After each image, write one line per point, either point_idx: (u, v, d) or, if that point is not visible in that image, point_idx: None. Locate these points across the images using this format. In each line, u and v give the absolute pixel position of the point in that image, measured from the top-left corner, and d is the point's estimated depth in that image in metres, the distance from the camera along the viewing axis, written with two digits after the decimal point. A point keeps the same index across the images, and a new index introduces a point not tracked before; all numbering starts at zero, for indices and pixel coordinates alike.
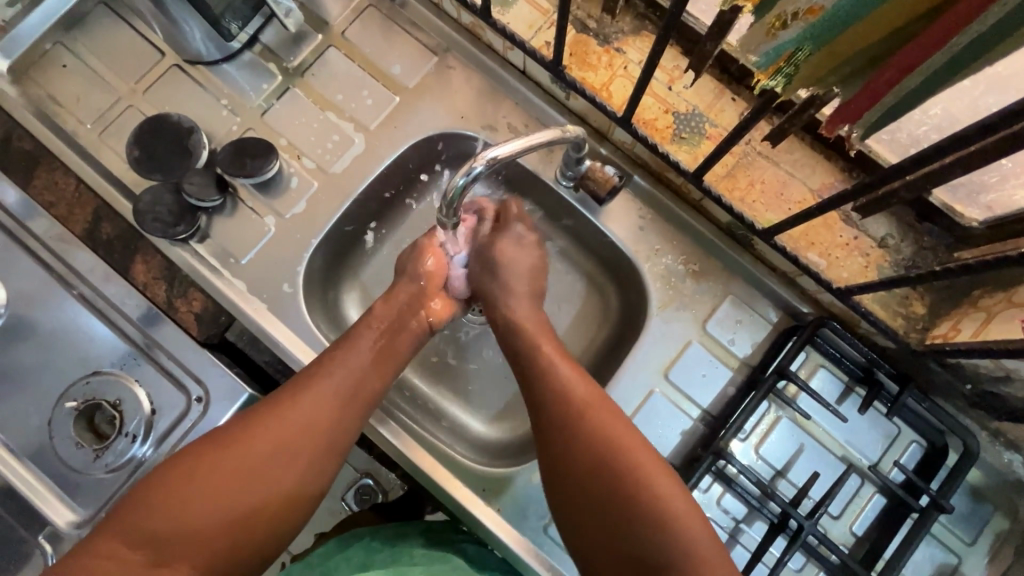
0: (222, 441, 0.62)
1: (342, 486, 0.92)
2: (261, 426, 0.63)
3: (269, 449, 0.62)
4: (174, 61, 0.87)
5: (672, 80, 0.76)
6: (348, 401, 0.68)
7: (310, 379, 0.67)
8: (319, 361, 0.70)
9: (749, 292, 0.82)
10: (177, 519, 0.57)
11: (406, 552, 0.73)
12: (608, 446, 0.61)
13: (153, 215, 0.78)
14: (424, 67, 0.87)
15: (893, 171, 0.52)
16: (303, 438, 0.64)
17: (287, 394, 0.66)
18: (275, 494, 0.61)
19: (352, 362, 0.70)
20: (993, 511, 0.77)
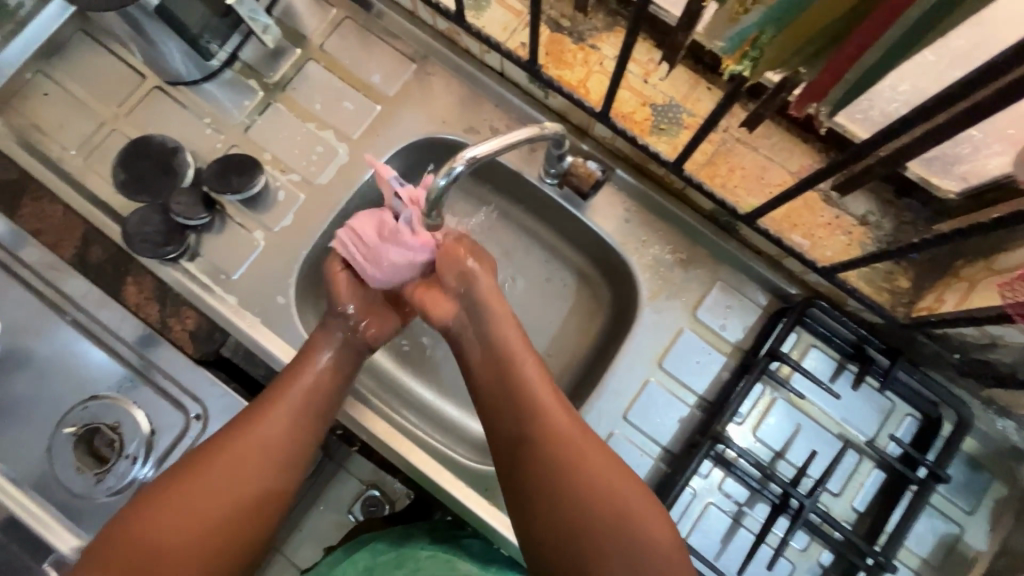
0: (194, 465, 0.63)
1: (348, 498, 0.93)
2: (220, 456, 0.63)
3: (226, 475, 0.62)
4: (155, 83, 0.88)
5: (648, 73, 0.78)
6: (312, 411, 0.69)
7: (277, 394, 0.68)
8: (276, 386, 0.69)
9: (737, 278, 0.82)
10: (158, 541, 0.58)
11: (412, 557, 0.75)
12: (594, 483, 0.60)
13: (142, 236, 0.79)
14: (403, 75, 0.88)
15: (866, 146, 0.54)
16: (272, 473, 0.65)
17: (241, 422, 0.66)
18: (245, 525, 0.62)
19: (299, 386, 0.68)
20: (991, 479, 0.78)
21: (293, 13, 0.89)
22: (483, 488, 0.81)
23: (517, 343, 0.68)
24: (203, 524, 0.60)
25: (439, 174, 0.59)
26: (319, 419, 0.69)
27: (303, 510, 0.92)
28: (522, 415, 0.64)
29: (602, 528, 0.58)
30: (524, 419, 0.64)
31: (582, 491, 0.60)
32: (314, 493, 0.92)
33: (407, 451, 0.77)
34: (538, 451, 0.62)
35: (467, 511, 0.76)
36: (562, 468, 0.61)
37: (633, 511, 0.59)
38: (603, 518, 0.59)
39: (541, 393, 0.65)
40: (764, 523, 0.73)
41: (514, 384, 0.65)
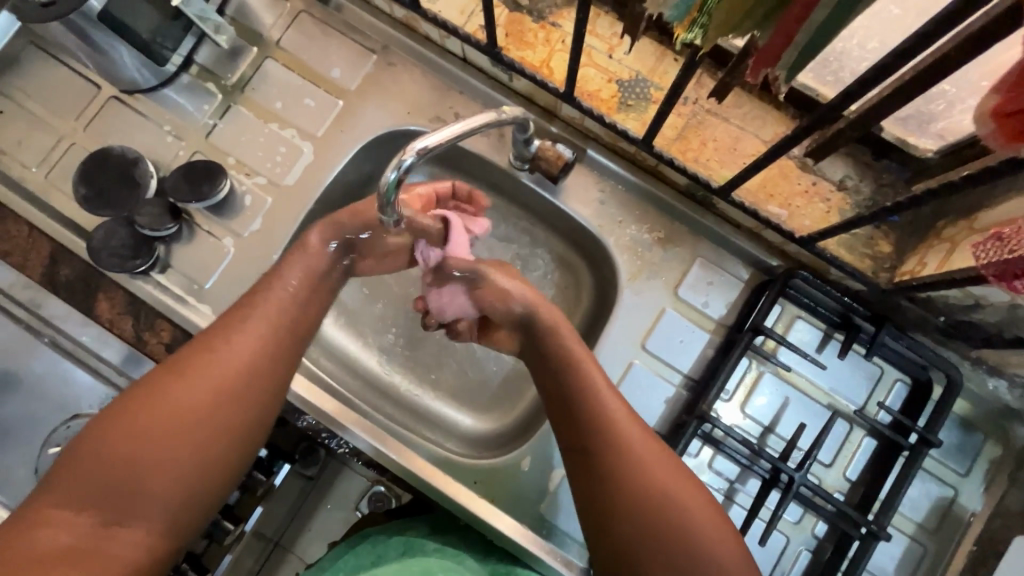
0: (147, 395, 0.57)
1: (354, 495, 0.99)
2: (178, 384, 0.58)
3: (188, 405, 0.57)
4: (112, 93, 0.86)
5: (612, 48, 0.75)
6: (280, 334, 0.63)
7: (235, 321, 0.62)
8: (239, 308, 0.63)
9: (717, 253, 0.81)
10: (119, 480, 0.53)
11: (420, 548, 0.74)
12: (662, 494, 0.58)
13: (108, 250, 0.77)
14: (364, 66, 0.86)
15: (833, 105, 0.51)
16: (240, 400, 0.59)
17: (202, 343, 0.60)
18: (223, 455, 0.58)
19: (262, 311, 0.63)
20: (985, 440, 0.77)
21: (247, 11, 0.87)
22: (471, 481, 0.80)
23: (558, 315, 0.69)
24: (172, 458, 0.55)
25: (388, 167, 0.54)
26: (286, 343, 0.63)
27: (312, 507, 0.99)
28: (598, 423, 0.62)
29: (673, 536, 0.57)
30: (581, 416, 0.63)
31: (650, 503, 0.58)
32: (321, 493, 0.99)
33: (392, 454, 0.75)
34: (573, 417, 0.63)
35: (447, 499, 0.74)
36: (635, 481, 0.59)
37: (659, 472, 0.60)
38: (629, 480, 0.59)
39: (574, 363, 0.65)
40: (757, 498, 0.73)
41: (572, 382, 0.64)
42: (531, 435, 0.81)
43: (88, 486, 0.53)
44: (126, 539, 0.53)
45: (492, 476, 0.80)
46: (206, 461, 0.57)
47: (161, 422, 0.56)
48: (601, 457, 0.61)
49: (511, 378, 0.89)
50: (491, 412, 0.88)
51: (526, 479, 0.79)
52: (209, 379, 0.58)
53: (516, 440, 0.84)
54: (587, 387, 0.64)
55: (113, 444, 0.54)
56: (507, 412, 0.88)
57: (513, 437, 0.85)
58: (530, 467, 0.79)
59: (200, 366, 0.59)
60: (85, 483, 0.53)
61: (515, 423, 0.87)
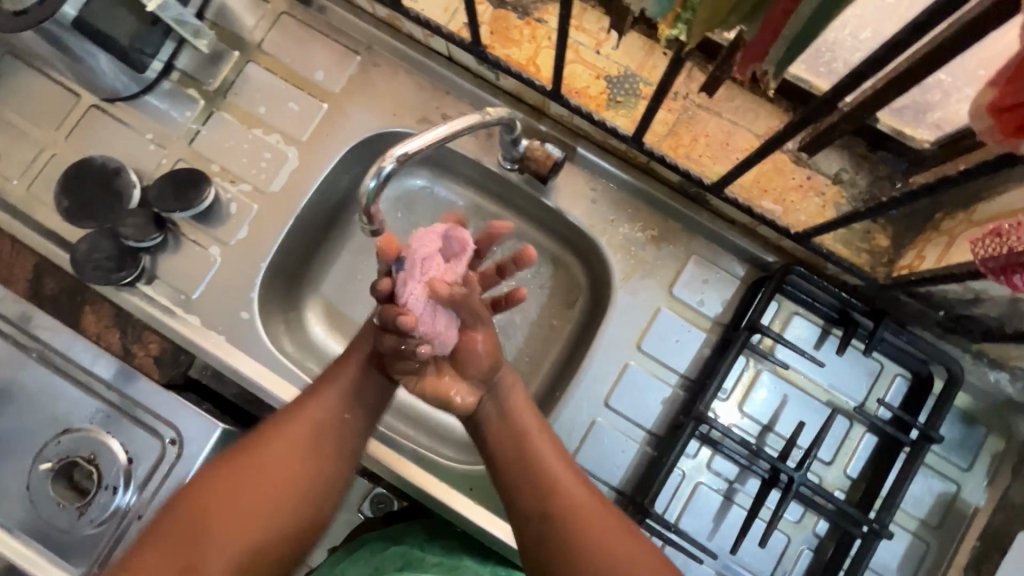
0: (233, 464, 0.60)
1: (356, 497, 0.91)
2: (257, 458, 0.61)
3: (267, 479, 0.60)
4: (92, 102, 0.84)
5: (599, 44, 0.73)
6: (356, 407, 0.65)
7: (316, 393, 0.64)
8: (330, 364, 0.67)
9: (712, 250, 0.79)
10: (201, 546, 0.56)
11: (419, 560, 0.73)
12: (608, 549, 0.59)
13: (92, 264, 0.76)
14: (348, 68, 0.84)
15: (825, 100, 0.49)
16: (315, 473, 0.62)
17: (282, 417, 0.63)
18: (297, 523, 0.61)
19: (339, 385, 0.65)
20: (987, 434, 0.76)
21: (227, 14, 0.85)
22: (466, 488, 0.80)
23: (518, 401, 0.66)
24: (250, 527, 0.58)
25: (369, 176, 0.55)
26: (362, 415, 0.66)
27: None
28: (539, 487, 0.62)
29: None
30: (524, 479, 0.63)
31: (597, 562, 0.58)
32: None
33: (390, 466, 0.74)
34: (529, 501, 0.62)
35: (446, 509, 0.73)
36: (578, 539, 0.59)
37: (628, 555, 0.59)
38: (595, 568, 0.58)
39: (520, 429, 0.65)
40: (756, 498, 0.72)
41: (516, 446, 0.64)
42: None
43: (173, 552, 0.56)
44: None
45: (486, 481, 0.79)
46: (289, 509, 0.60)
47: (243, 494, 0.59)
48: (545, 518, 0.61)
49: None
50: None
51: None
52: (284, 454, 0.61)
53: None
54: (534, 459, 0.63)
55: (200, 513, 0.58)
56: None
57: None
58: None
59: (276, 441, 0.61)
60: (170, 548, 0.56)
61: None
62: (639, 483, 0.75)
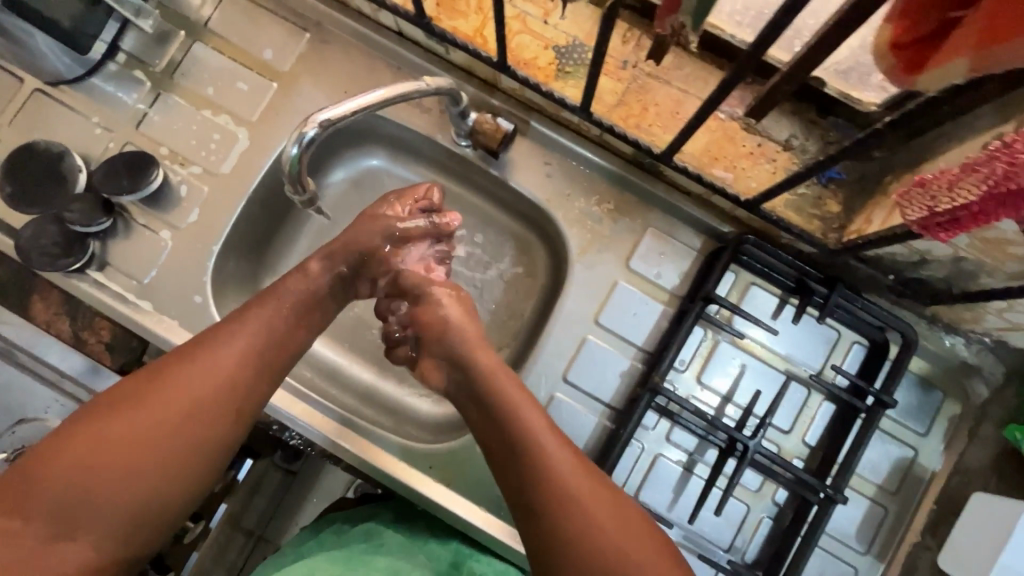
0: (126, 395, 0.54)
1: (340, 487, 0.96)
2: (151, 394, 0.54)
3: (159, 416, 0.53)
4: (35, 86, 0.82)
5: (547, 13, 0.72)
6: (268, 347, 0.60)
7: (223, 329, 0.59)
8: (240, 310, 0.61)
9: (668, 222, 0.78)
10: (72, 487, 0.49)
11: (378, 533, 0.71)
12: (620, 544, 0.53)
13: (38, 250, 0.75)
14: (297, 46, 0.82)
15: (751, 56, 0.49)
16: (215, 415, 0.55)
17: (185, 355, 0.57)
18: (188, 472, 0.53)
19: (252, 322, 0.60)
20: (944, 398, 0.76)
21: None
22: (426, 466, 0.79)
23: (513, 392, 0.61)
24: (131, 469, 0.51)
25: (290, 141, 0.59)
26: (274, 357, 0.60)
27: (297, 504, 0.95)
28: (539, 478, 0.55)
29: None
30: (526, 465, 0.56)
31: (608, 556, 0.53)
32: (304, 485, 0.95)
33: (348, 446, 0.74)
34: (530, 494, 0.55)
35: (404, 487, 0.72)
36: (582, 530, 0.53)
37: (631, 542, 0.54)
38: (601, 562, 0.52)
39: (518, 408, 0.59)
40: (713, 467, 0.72)
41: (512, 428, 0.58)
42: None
43: (40, 492, 0.49)
44: (72, 554, 0.49)
45: (448, 459, 0.79)
46: (189, 457, 0.53)
47: (127, 430, 0.52)
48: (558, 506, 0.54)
49: None
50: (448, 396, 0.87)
51: (479, 461, 0.78)
52: (179, 392, 0.54)
53: None
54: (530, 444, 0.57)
55: (77, 449, 0.50)
56: None
57: None
58: None
59: (177, 375, 0.55)
60: (37, 486, 0.49)
61: None
62: (598, 457, 0.75)
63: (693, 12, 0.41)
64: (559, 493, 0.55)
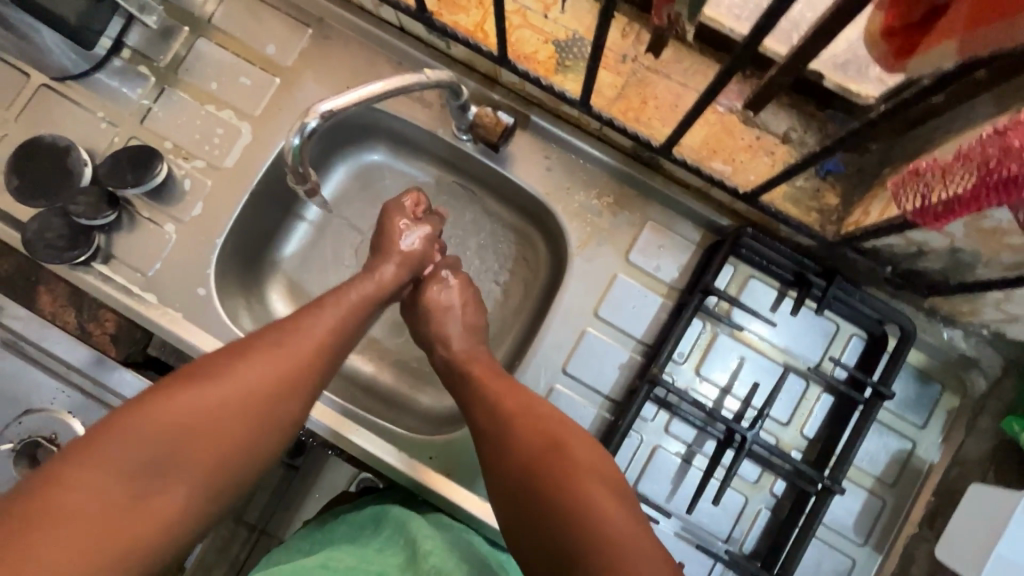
0: (216, 363, 0.54)
1: (342, 481, 0.96)
2: (243, 364, 0.55)
3: (252, 384, 0.54)
4: (41, 81, 0.83)
5: (547, 8, 0.73)
6: (343, 334, 0.63)
7: (309, 312, 0.61)
8: (315, 300, 0.64)
9: (667, 215, 0.79)
10: (163, 445, 0.49)
11: (385, 516, 0.71)
12: (561, 474, 0.53)
13: (44, 242, 0.75)
14: (300, 41, 0.83)
15: (746, 50, 0.49)
16: (299, 389, 0.57)
17: (272, 331, 0.58)
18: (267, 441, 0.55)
19: (330, 311, 0.63)
20: (942, 391, 0.76)
21: None
22: (426, 457, 0.79)
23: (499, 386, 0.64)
24: (219, 434, 0.52)
25: (292, 133, 0.59)
26: (348, 346, 0.64)
27: (299, 499, 0.95)
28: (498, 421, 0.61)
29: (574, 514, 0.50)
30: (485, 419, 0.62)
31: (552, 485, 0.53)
32: (307, 478, 0.96)
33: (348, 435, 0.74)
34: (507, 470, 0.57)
35: (402, 476, 0.73)
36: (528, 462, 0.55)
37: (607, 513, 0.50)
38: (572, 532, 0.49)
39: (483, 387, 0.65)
40: (712, 458, 0.72)
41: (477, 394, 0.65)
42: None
43: (131, 449, 0.48)
44: (155, 514, 0.48)
45: (447, 450, 0.79)
46: (271, 431, 0.55)
47: (220, 395, 0.52)
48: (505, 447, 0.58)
49: None
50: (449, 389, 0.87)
51: (479, 451, 0.78)
52: (270, 364, 0.56)
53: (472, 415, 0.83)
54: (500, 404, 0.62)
55: (168, 408, 0.50)
56: None
57: None
58: None
59: (267, 348, 0.57)
60: (130, 442, 0.48)
61: None
62: None
63: (689, 3, 0.42)
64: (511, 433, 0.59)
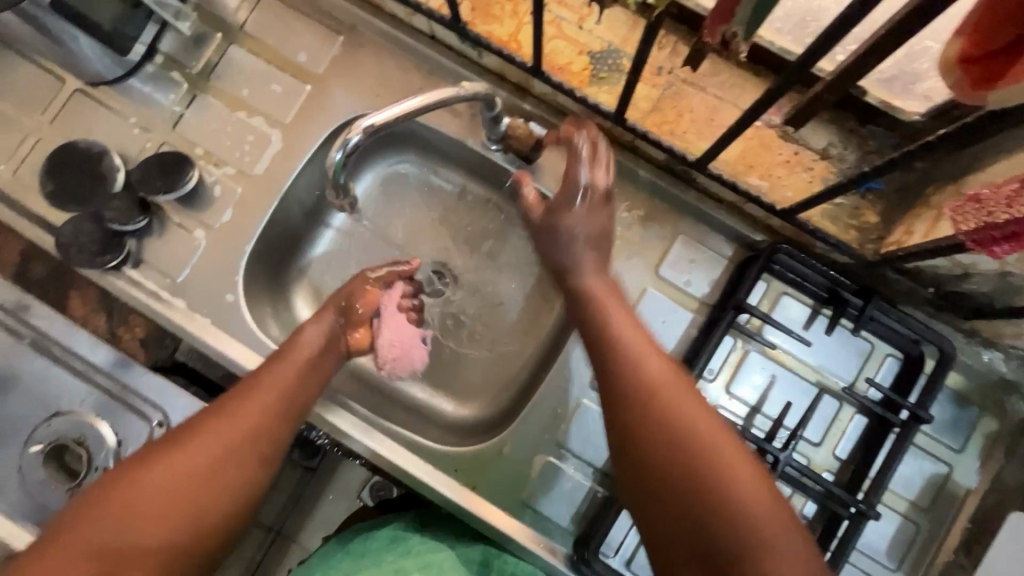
0: (162, 446, 0.55)
1: (355, 484, 0.94)
2: (189, 443, 0.55)
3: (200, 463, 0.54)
4: (76, 86, 0.83)
5: (582, 19, 0.72)
6: (296, 396, 0.61)
7: (255, 377, 0.60)
8: (259, 366, 0.62)
9: (699, 229, 0.78)
10: (114, 538, 0.49)
11: (405, 541, 0.72)
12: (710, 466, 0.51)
13: (77, 247, 0.76)
14: (331, 48, 0.83)
15: (799, 66, 0.48)
16: (249, 460, 0.56)
17: (219, 404, 0.58)
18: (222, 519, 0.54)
19: (280, 371, 0.62)
20: (981, 414, 0.74)
21: None
22: (451, 469, 0.78)
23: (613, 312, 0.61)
24: (169, 518, 0.52)
25: (335, 148, 0.61)
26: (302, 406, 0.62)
27: (312, 499, 0.94)
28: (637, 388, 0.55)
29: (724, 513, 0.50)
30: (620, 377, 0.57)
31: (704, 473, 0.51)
32: (321, 482, 0.94)
33: (374, 444, 0.74)
34: (611, 400, 0.57)
35: (429, 489, 0.73)
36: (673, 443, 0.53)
37: (724, 459, 0.51)
38: (687, 471, 0.51)
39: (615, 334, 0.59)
40: None
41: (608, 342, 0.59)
42: (526, 407, 0.78)
43: (83, 544, 0.49)
44: None
45: (472, 463, 0.78)
46: (223, 509, 0.54)
47: (169, 479, 0.52)
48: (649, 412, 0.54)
49: (492, 366, 0.87)
50: (473, 398, 0.87)
51: (504, 466, 0.77)
52: (216, 439, 0.55)
53: (498, 426, 0.82)
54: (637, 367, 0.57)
55: (117, 500, 0.51)
56: (493, 397, 0.86)
57: (494, 424, 0.84)
58: (512, 454, 0.77)
59: (216, 422, 0.56)
60: (81, 538, 0.49)
61: (502, 406, 0.85)
62: None
63: (747, 21, 0.41)
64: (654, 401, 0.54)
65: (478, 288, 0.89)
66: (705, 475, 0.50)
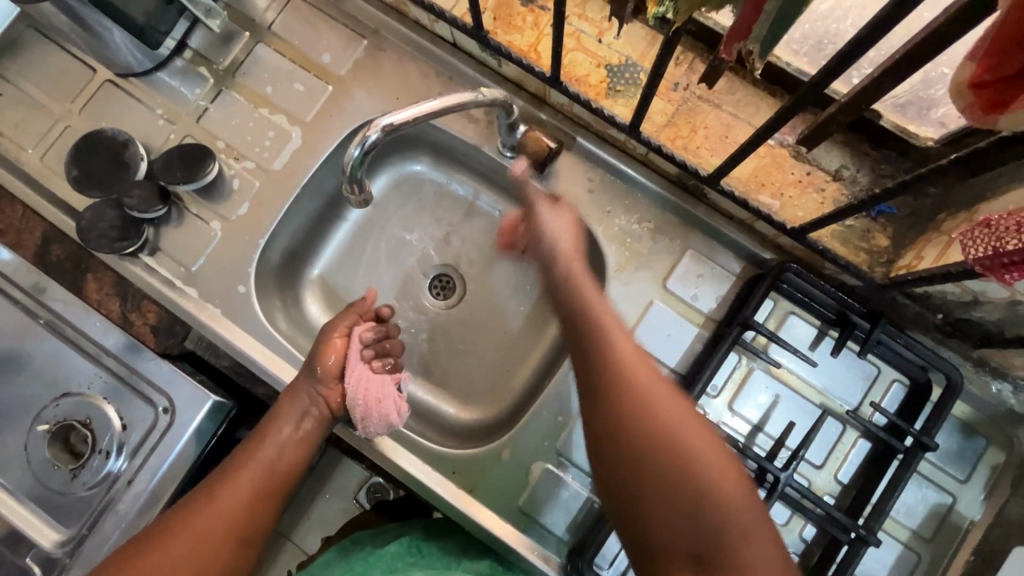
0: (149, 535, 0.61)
1: (353, 485, 0.93)
2: (167, 537, 0.60)
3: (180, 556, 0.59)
4: (107, 76, 0.86)
5: (601, 32, 0.74)
6: (274, 483, 0.66)
7: (232, 471, 0.65)
8: (241, 449, 0.68)
9: (708, 245, 0.78)
10: None
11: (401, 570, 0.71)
12: (684, 457, 0.48)
13: (97, 232, 0.78)
14: (355, 51, 0.85)
15: (811, 87, 0.49)
16: (225, 546, 0.62)
17: (198, 496, 0.63)
18: None
19: (261, 456, 0.67)
20: (987, 445, 0.74)
21: None
22: (449, 471, 0.78)
23: (604, 314, 0.55)
24: None
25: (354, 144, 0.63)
26: (280, 492, 0.66)
27: (308, 497, 0.93)
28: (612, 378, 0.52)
29: (701, 504, 0.47)
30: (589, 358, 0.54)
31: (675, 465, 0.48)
32: (319, 481, 0.93)
33: (373, 441, 0.75)
34: (603, 413, 0.51)
35: (428, 490, 0.74)
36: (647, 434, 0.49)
37: (719, 473, 0.48)
38: (687, 493, 0.47)
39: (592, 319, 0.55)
40: None
41: (580, 328, 0.55)
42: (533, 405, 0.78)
43: None
44: None
45: (471, 467, 0.78)
46: None
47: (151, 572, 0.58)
48: (626, 402, 0.51)
49: (496, 371, 0.88)
50: (474, 402, 0.87)
51: (502, 472, 0.77)
52: (193, 530, 0.61)
53: (495, 433, 0.83)
54: (613, 356, 0.53)
55: None
56: (494, 402, 0.87)
57: (493, 431, 0.84)
58: (511, 459, 0.77)
59: (194, 515, 0.62)
60: None
61: (503, 411, 0.85)
62: None
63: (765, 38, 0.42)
64: (626, 388, 0.51)
65: (485, 295, 0.90)
66: (702, 491, 0.47)
